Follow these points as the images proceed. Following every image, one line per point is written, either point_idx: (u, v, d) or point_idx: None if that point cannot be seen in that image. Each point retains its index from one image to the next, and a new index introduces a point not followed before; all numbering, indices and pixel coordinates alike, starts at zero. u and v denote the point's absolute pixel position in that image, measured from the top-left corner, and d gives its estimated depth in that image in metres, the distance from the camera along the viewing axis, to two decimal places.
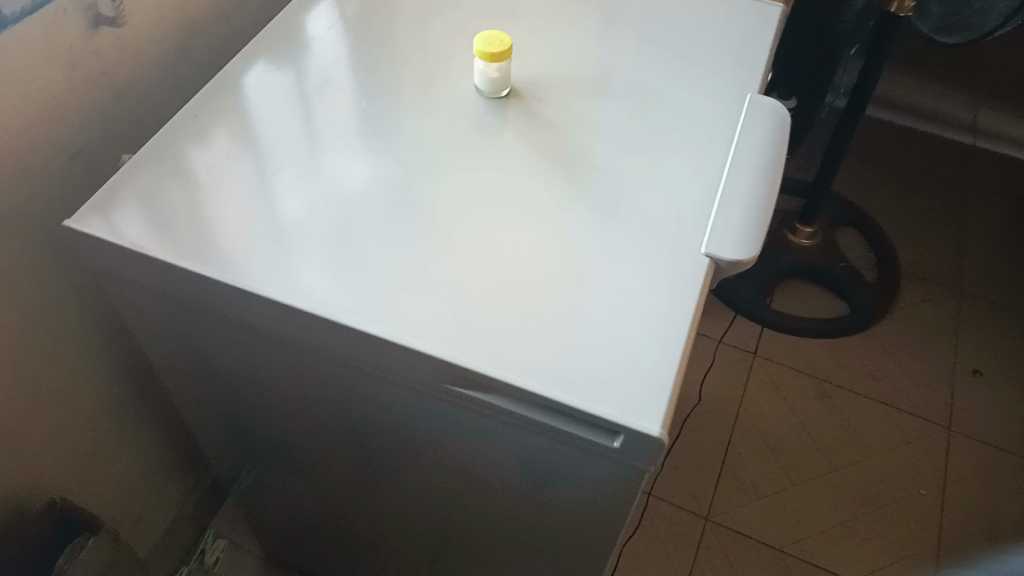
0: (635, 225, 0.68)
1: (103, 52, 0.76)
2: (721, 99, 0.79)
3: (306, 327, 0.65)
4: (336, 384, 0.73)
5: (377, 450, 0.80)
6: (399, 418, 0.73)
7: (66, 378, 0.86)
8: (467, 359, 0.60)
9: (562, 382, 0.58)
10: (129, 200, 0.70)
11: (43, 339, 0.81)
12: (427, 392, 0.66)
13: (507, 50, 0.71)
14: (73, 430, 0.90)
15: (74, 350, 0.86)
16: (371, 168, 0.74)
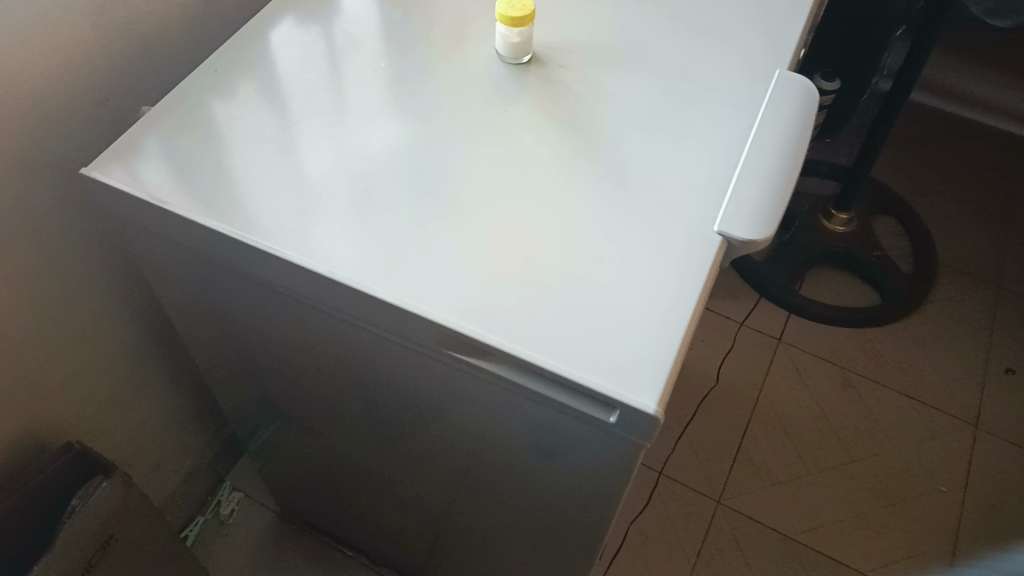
0: (647, 202, 0.67)
1: (131, 4, 0.77)
2: (750, 74, 0.76)
3: (311, 286, 0.65)
4: (341, 345, 0.73)
5: (384, 413, 0.81)
6: (401, 382, 0.73)
7: (86, 325, 0.88)
8: (466, 326, 0.59)
9: (560, 354, 0.58)
10: (146, 153, 0.71)
11: (63, 286, 0.83)
12: (427, 357, 0.66)
13: (529, 15, 0.70)
14: (92, 376, 0.92)
15: (94, 298, 0.88)
16: (388, 132, 0.73)
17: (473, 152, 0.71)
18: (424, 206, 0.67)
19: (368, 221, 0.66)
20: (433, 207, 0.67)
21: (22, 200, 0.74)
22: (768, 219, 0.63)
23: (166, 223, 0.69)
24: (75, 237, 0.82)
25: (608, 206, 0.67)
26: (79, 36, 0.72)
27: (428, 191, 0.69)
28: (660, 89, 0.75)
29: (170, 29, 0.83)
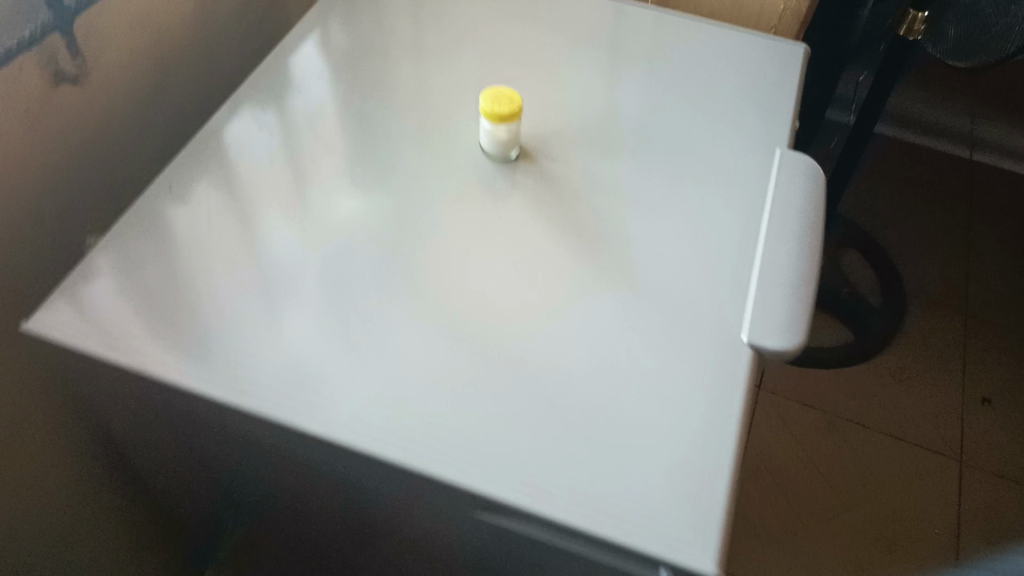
0: (670, 311, 0.61)
1: (69, 112, 0.66)
2: (754, 154, 0.72)
3: (305, 444, 0.57)
4: (334, 496, 0.64)
5: (379, 561, 0.72)
6: (405, 533, 0.65)
7: (28, 478, 0.76)
8: (493, 488, 0.52)
9: (607, 513, 0.51)
10: (99, 293, 0.61)
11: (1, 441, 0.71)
12: (441, 515, 0.57)
13: (516, 111, 0.65)
14: (36, 532, 0.80)
15: (37, 447, 0.76)
16: (374, 244, 0.66)
17: (471, 261, 0.65)
18: (425, 331, 0.60)
19: (365, 354, 0.59)
20: (434, 329, 0.60)
21: None
22: (799, 323, 0.59)
23: (127, 382, 0.59)
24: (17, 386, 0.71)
25: (630, 320, 0.61)
26: (13, 157, 0.61)
27: (427, 310, 0.61)
28: (665, 179, 0.71)
29: (114, 134, 0.72)
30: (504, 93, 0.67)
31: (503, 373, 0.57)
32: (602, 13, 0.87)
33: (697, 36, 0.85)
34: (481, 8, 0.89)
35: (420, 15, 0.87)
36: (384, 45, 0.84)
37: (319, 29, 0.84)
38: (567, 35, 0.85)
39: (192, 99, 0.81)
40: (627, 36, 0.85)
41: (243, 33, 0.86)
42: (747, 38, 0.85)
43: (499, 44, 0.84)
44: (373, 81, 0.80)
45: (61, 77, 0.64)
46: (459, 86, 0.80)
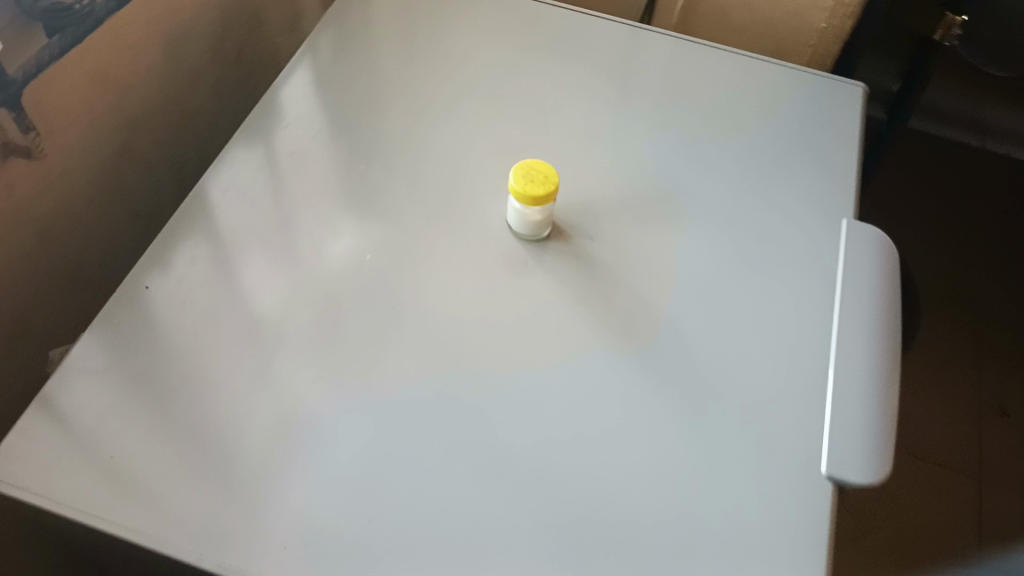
0: (734, 425, 0.54)
1: (21, 188, 0.57)
2: (813, 223, 0.65)
3: None
4: None
5: None
6: None
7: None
8: None
9: None
10: (66, 431, 0.50)
11: None
12: None
13: (549, 192, 0.56)
14: None
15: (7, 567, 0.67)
16: (388, 346, 0.56)
17: (503, 364, 0.55)
18: (457, 470, 0.50)
19: (388, 495, 0.49)
20: (466, 464, 0.51)
21: None
22: (887, 444, 0.52)
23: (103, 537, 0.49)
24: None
25: (694, 442, 0.53)
26: None
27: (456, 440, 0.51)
28: (717, 254, 0.62)
29: (71, 202, 0.63)
30: (538, 168, 0.58)
31: (553, 517, 0.49)
32: (625, 40, 0.78)
33: (736, 70, 0.76)
34: (486, 32, 0.78)
35: (419, 42, 0.77)
36: (381, 80, 0.73)
37: (307, 63, 0.73)
38: (588, 66, 0.75)
39: (161, 149, 0.73)
40: (658, 68, 0.75)
41: (219, 69, 0.78)
42: (792, 71, 0.76)
43: (513, 78, 0.74)
44: (372, 126, 0.69)
45: (11, 151, 0.55)
46: (471, 129, 0.70)
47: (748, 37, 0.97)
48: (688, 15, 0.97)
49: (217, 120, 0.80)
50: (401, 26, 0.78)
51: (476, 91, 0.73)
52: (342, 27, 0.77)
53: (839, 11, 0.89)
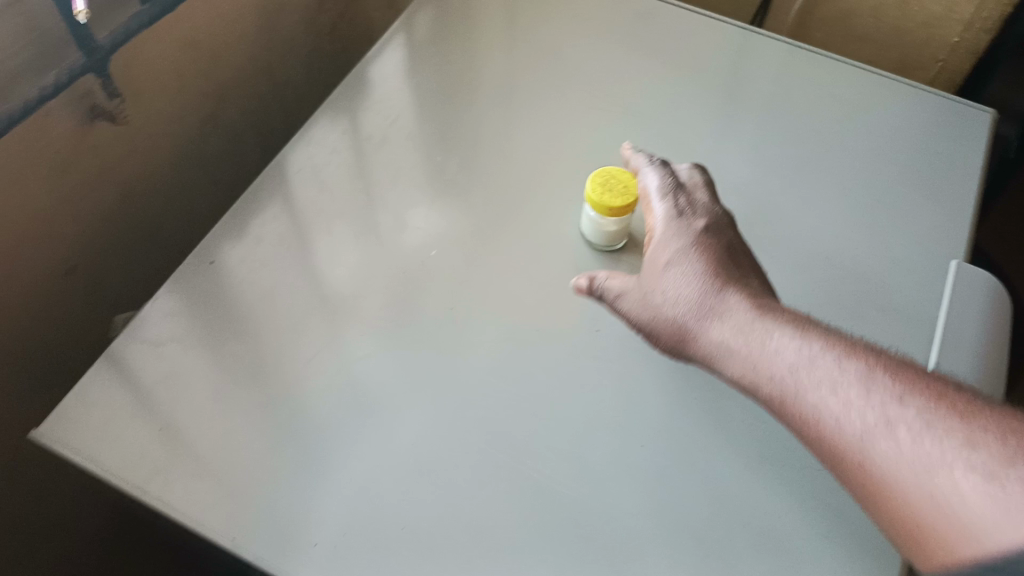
0: (804, 471, 0.49)
1: (106, 148, 0.59)
2: (913, 262, 0.59)
3: None
4: None
5: None
6: None
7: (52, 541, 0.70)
8: None
9: None
10: (121, 396, 0.50)
11: (24, 505, 0.65)
12: None
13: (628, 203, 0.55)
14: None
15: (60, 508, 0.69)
16: (443, 348, 0.53)
17: (559, 379, 0.52)
18: (498, 489, 0.48)
19: (422, 500, 0.47)
20: (507, 483, 0.48)
21: None
22: None
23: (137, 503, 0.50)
24: (20, 446, 0.62)
25: (757, 487, 0.49)
26: (35, 207, 0.55)
27: (500, 457, 0.49)
28: (801, 283, 0.58)
29: (152, 165, 0.65)
30: (619, 178, 0.58)
31: (590, 551, 0.46)
32: (733, 45, 0.73)
33: (853, 87, 0.70)
34: (587, 25, 0.75)
35: (517, 31, 0.74)
36: (472, 67, 0.71)
37: (399, 44, 0.72)
38: (688, 69, 0.71)
39: (248, 117, 0.74)
40: (763, 75, 0.71)
41: (313, 41, 0.79)
42: (916, 91, 0.70)
43: (605, 74, 0.71)
44: (457, 114, 0.67)
45: (98, 112, 0.56)
46: (559, 128, 0.67)
47: (870, 47, 0.91)
48: (807, 19, 0.91)
49: (306, 92, 0.81)
50: (500, 12, 0.76)
51: (569, 87, 0.70)
52: (441, 9, 0.75)
53: (975, 26, 0.82)
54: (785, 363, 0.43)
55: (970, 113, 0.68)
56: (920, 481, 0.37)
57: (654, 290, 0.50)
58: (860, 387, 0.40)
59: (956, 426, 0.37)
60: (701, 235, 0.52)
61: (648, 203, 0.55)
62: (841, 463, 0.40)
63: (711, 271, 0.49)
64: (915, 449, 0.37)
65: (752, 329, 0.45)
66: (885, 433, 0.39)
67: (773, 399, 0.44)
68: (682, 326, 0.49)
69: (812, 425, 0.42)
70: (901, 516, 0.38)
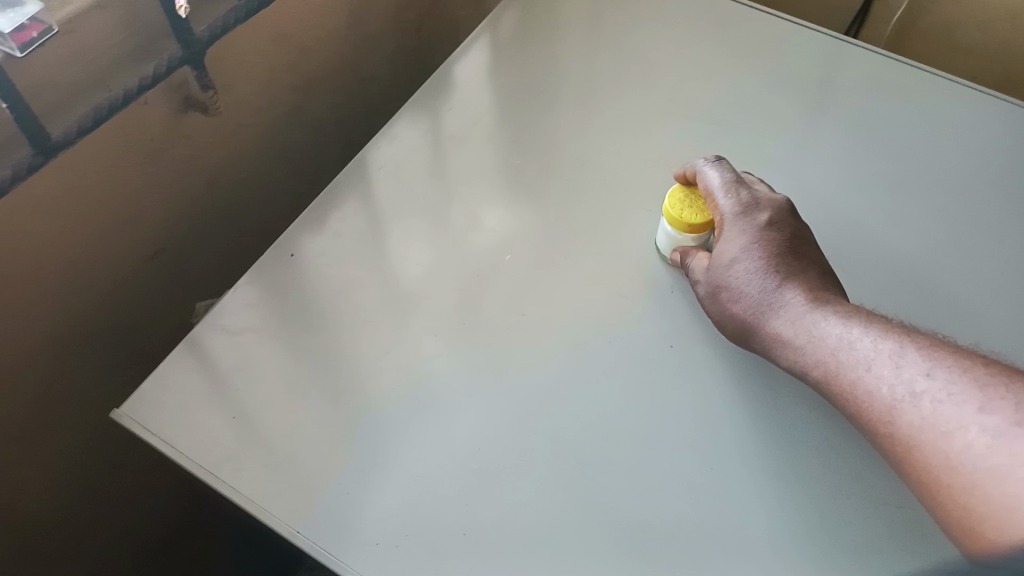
0: (881, 505, 0.47)
1: (197, 137, 0.61)
2: (1011, 292, 0.56)
3: None
4: None
5: None
6: None
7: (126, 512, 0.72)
8: None
9: None
10: (198, 382, 0.51)
11: (102, 477, 0.68)
12: None
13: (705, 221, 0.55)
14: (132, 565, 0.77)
15: (135, 482, 0.71)
16: (512, 354, 0.53)
17: (629, 392, 0.51)
18: (559, 501, 0.47)
19: (482, 507, 0.47)
20: (569, 495, 0.47)
21: (51, 399, 0.59)
22: None
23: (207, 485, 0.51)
24: (102, 420, 0.65)
25: (829, 520, 0.47)
26: (128, 192, 0.57)
27: (564, 469, 0.48)
28: (887, 308, 0.56)
29: (239, 155, 0.66)
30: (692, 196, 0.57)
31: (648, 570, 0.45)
32: (830, 56, 0.71)
33: (955, 104, 0.67)
34: (676, 31, 0.73)
35: (603, 35, 0.73)
36: (556, 70, 0.70)
37: (484, 45, 0.71)
38: (779, 80, 0.69)
39: (333, 110, 0.75)
40: (856, 89, 0.68)
41: (400, 37, 0.79)
42: (1023, 111, 0.66)
43: (690, 81, 0.70)
44: (539, 118, 0.67)
45: (190, 103, 0.58)
46: (642, 134, 0.66)
47: (974, 61, 0.86)
48: (907, 30, 0.87)
49: (389, 88, 0.82)
50: (588, 14, 0.75)
51: (654, 94, 0.69)
52: (528, 10, 0.75)
53: None
54: (828, 342, 0.46)
55: None
56: (939, 446, 0.40)
57: (720, 282, 0.52)
58: (893, 364, 0.43)
59: (974, 396, 0.40)
60: (762, 223, 0.53)
61: (708, 196, 0.56)
62: (872, 433, 0.43)
63: (768, 258, 0.52)
64: (937, 418, 0.40)
65: (803, 315, 0.48)
66: (911, 402, 0.41)
67: (814, 377, 0.47)
68: (739, 310, 0.51)
69: (849, 401, 0.44)
70: (921, 479, 0.40)
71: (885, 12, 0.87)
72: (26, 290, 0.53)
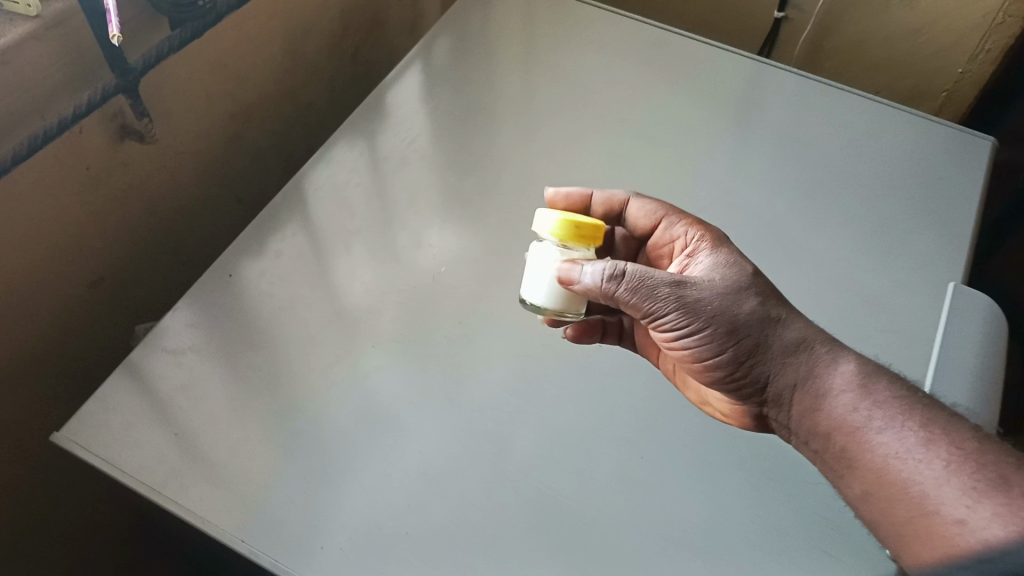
0: (801, 485, 0.50)
1: (134, 165, 0.62)
2: (913, 285, 0.60)
3: None
4: None
5: None
6: None
7: (65, 551, 0.71)
8: None
9: None
10: (140, 403, 0.52)
11: (41, 514, 0.66)
12: None
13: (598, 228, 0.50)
14: None
15: (75, 519, 0.70)
16: (453, 363, 0.55)
17: (564, 393, 0.53)
18: (502, 500, 0.49)
19: (426, 508, 0.48)
20: (511, 493, 0.49)
21: None
22: None
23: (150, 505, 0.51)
24: (43, 452, 0.64)
25: (758, 502, 0.49)
26: (66, 220, 0.58)
27: (505, 468, 0.50)
28: (803, 302, 0.59)
29: (177, 182, 0.67)
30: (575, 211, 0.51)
31: (590, 560, 0.47)
32: (743, 74, 0.75)
33: (860, 115, 0.72)
34: (602, 53, 0.77)
35: (532, 58, 0.77)
36: (488, 92, 0.73)
37: (418, 69, 0.74)
38: (699, 97, 0.73)
39: (270, 137, 0.76)
40: (767, 103, 0.73)
41: (336, 66, 0.82)
42: (919, 119, 0.72)
43: (615, 99, 0.73)
44: (473, 138, 0.69)
45: (128, 131, 0.59)
46: (572, 151, 0.69)
47: (878, 78, 0.93)
48: (817, 48, 0.93)
49: (326, 115, 0.84)
50: (517, 39, 0.78)
51: (582, 113, 0.72)
52: (461, 36, 0.78)
53: (979, 57, 0.85)
54: (838, 387, 0.44)
55: (972, 141, 0.70)
56: (927, 504, 0.39)
57: (702, 302, 0.47)
58: (908, 430, 0.41)
59: (976, 474, 0.38)
60: (740, 254, 0.51)
61: (659, 218, 0.57)
62: (857, 473, 0.43)
63: (764, 288, 0.48)
64: (939, 488, 0.39)
65: (814, 361, 0.46)
66: (920, 465, 0.40)
67: (816, 421, 0.45)
68: (730, 336, 0.47)
69: (845, 438, 0.43)
70: (894, 525, 0.41)
71: (796, 32, 0.93)
72: None
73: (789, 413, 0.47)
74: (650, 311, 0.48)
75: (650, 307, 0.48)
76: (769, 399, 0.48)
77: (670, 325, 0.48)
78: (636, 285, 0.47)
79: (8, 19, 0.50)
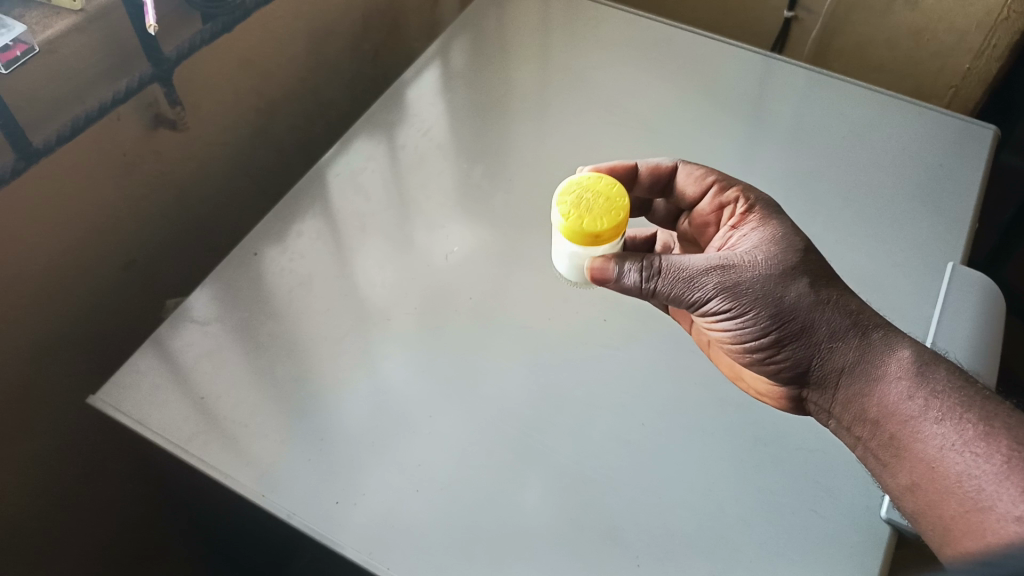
0: (794, 452, 0.52)
1: (166, 154, 0.66)
2: (911, 268, 0.62)
3: (346, 565, 0.50)
4: None
5: None
6: None
7: (99, 527, 0.74)
8: None
9: None
10: (168, 368, 0.55)
11: (77, 488, 0.70)
12: None
13: (605, 234, 0.49)
14: None
15: (109, 495, 0.73)
16: (461, 333, 0.58)
17: (565, 363, 0.56)
18: (506, 461, 0.51)
19: (435, 470, 0.51)
20: (512, 456, 0.51)
21: (32, 403, 0.62)
22: None
23: (176, 464, 0.54)
24: (75, 426, 0.67)
25: (749, 464, 0.51)
26: (102, 203, 0.62)
27: (509, 431, 0.52)
28: None
29: (206, 173, 0.71)
30: (594, 205, 0.49)
31: (588, 519, 0.49)
32: (749, 69, 0.78)
33: (864, 108, 0.74)
34: (612, 50, 0.80)
35: (545, 56, 0.80)
36: (503, 87, 0.76)
37: (436, 67, 0.78)
38: (705, 92, 0.76)
39: (293, 133, 0.80)
40: (768, 97, 0.75)
41: (358, 65, 0.85)
42: (922, 112, 0.74)
43: (623, 93, 0.76)
44: (488, 129, 0.73)
45: (161, 121, 0.63)
46: (582, 141, 0.72)
47: (886, 76, 0.95)
48: (825, 48, 0.96)
49: (348, 114, 0.87)
50: (532, 38, 0.82)
51: (590, 106, 0.75)
52: (478, 36, 0.81)
53: (985, 54, 0.87)
54: (893, 374, 0.45)
55: (973, 131, 0.71)
56: (982, 500, 0.39)
57: (745, 289, 0.48)
58: (963, 419, 0.42)
59: None
60: (791, 229, 0.51)
61: (708, 184, 0.57)
62: (906, 461, 0.44)
63: (811, 270, 0.49)
64: (995, 484, 0.39)
65: (867, 349, 0.46)
66: (975, 458, 0.41)
67: (867, 411, 0.46)
68: (774, 319, 0.48)
69: (896, 426, 0.44)
70: (944, 520, 0.42)
71: (804, 33, 0.95)
72: (7, 292, 0.56)
73: (834, 397, 0.48)
74: (690, 298, 0.49)
75: (692, 295, 0.49)
76: (813, 382, 0.49)
77: (714, 310, 0.49)
78: (674, 278, 0.48)
79: (54, 13, 0.55)
